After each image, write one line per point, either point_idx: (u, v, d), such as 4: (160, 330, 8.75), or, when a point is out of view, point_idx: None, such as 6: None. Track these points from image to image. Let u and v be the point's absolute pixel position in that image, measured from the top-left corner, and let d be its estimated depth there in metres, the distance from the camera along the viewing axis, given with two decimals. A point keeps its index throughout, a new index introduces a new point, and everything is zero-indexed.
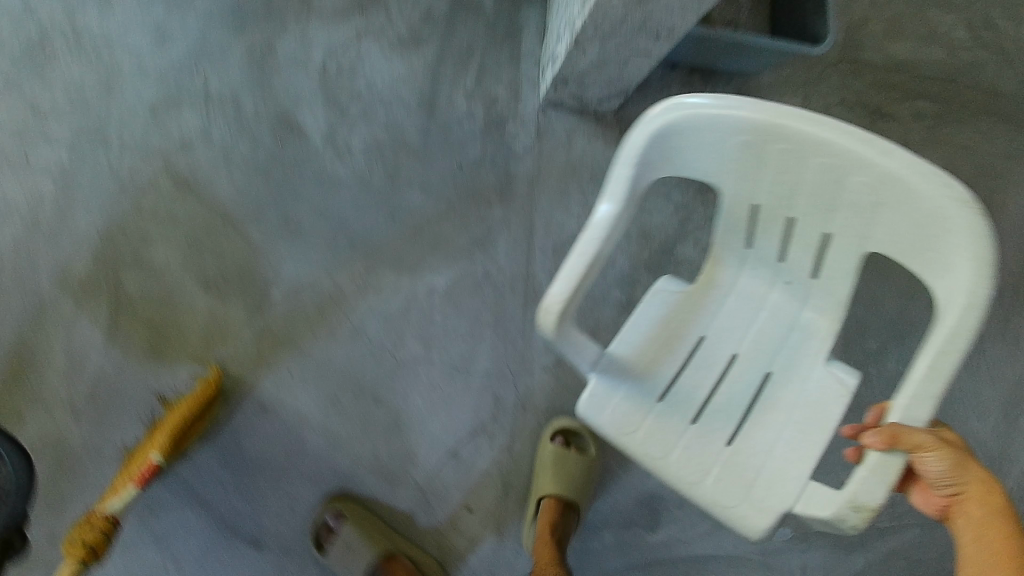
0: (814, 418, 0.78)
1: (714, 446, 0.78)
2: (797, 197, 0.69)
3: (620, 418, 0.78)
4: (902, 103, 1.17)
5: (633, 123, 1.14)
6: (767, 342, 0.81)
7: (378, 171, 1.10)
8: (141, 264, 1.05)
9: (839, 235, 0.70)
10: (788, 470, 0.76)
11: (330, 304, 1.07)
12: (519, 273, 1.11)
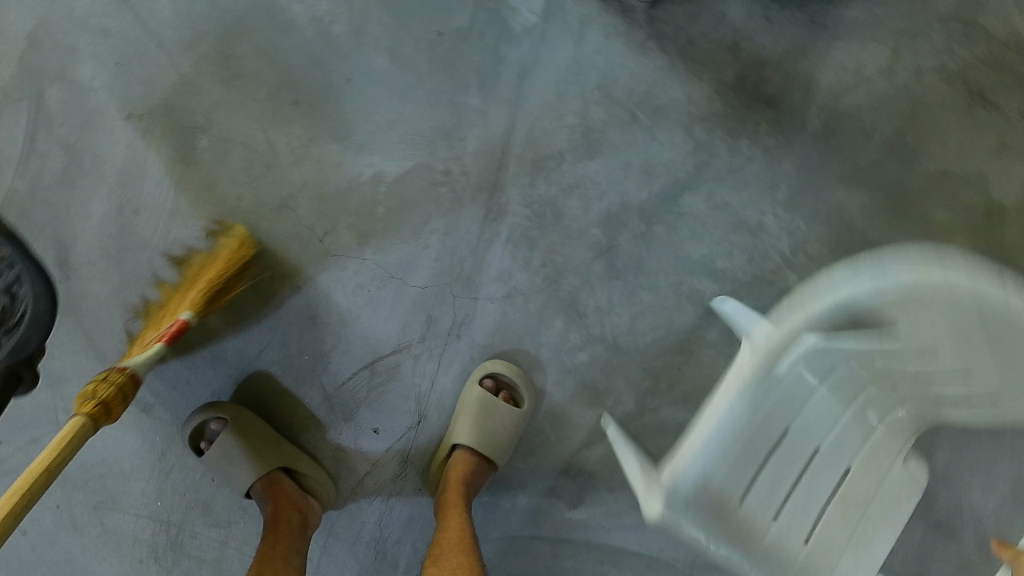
0: (889, 508, 0.71)
1: (795, 546, 0.68)
2: (979, 353, 0.57)
3: (699, 530, 0.62)
4: (1016, 95, 0.93)
5: (667, 33, 0.93)
6: (869, 438, 0.68)
7: (343, 21, 0.91)
8: (61, 80, 0.91)
9: (999, 388, 0.59)
10: (864, 561, 0.70)
11: (260, 168, 0.92)
12: (484, 180, 0.93)
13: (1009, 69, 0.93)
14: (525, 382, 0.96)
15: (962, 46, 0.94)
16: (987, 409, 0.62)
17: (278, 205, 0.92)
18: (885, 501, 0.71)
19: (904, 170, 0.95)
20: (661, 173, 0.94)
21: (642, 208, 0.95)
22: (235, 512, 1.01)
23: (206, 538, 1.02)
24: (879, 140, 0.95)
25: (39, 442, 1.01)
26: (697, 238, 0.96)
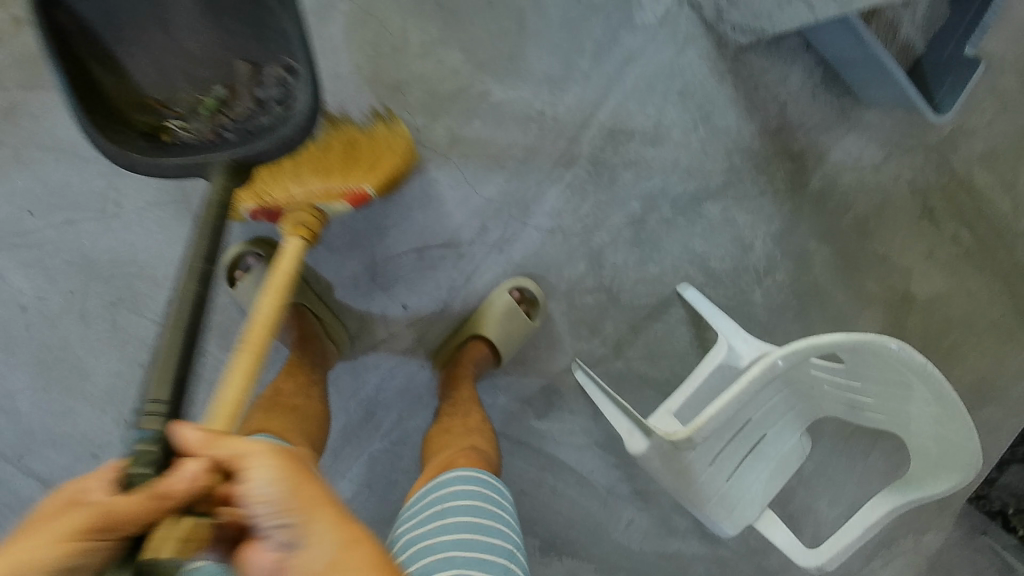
0: (784, 464, 1.09)
1: (722, 482, 1.03)
2: (870, 386, 0.92)
3: (668, 464, 0.97)
4: (952, 219, 1.25)
5: (743, 71, 1.13)
6: (779, 418, 1.05)
7: None
8: None
9: (876, 410, 0.96)
10: (757, 496, 1.07)
11: (388, 52, 1.02)
12: (568, 132, 1.09)
13: (954, 200, 1.25)
14: (540, 296, 1.13)
15: (931, 168, 1.24)
16: (866, 419, 0.98)
17: (394, 87, 1.02)
18: (785, 461, 1.09)
19: (861, 241, 1.25)
20: (698, 177, 1.16)
21: (675, 200, 1.17)
22: None
23: (215, 358, 1.09)
24: (853, 214, 1.24)
25: (76, 224, 1.01)
26: (704, 237, 1.20)
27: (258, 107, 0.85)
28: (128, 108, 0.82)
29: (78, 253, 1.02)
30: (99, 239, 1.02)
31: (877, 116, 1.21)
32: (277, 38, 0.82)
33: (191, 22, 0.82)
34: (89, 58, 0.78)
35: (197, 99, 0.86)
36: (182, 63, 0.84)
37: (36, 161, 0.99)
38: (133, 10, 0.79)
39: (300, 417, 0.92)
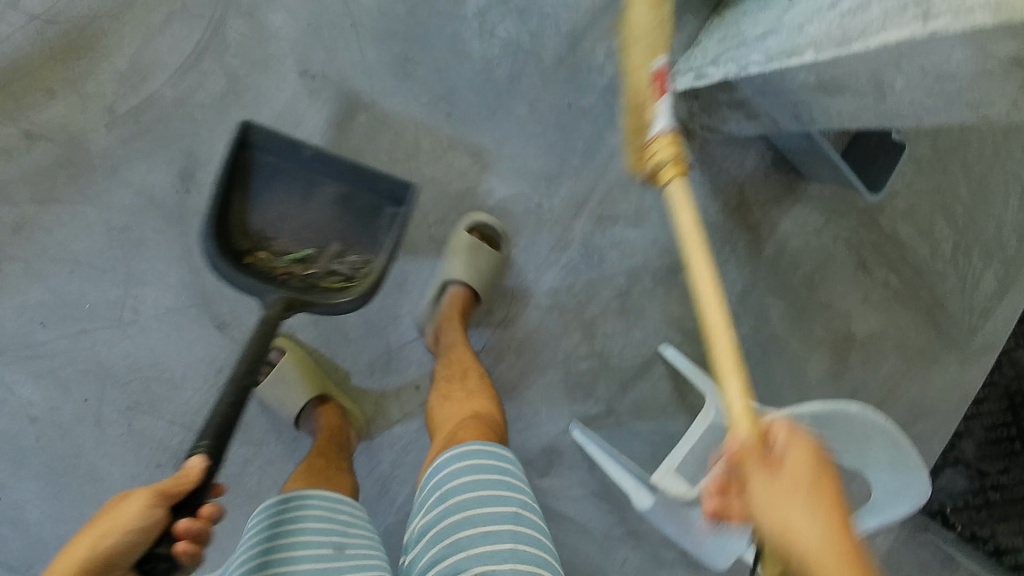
0: None
1: None
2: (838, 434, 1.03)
3: (665, 514, 1.06)
4: (883, 269, 1.45)
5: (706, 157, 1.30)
6: None
7: (504, 67, 1.13)
8: (251, 23, 1.01)
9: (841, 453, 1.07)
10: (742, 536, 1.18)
11: (401, 156, 1.09)
12: (562, 220, 1.22)
13: (885, 254, 1.45)
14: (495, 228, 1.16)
15: (865, 229, 1.44)
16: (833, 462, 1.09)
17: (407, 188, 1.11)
18: None
19: (811, 295, 1.42)
20: (673, 251, 1.30)
21: (654, 270, 1.30)
22: (271, 434, 1.12)
23: (235, 451, 1.10)
24: (801, 272, 1.41)
25: (91, 332, 1.01)
26: (679, 301, 1.32)
27: (328, 274, 1.01)
28: (234, 230, 0.96)
29: (92, 360, 1.02)
30: (116, 346, 1.02)
31: (819, 189, 1.39)
32: (376, 244, 1.03)
33: (325, 203, 1.03)
34: (238, 183, 0.97)
35: (292, 250, 1.01)
36: (295, 224, 1.02)
37: (48, 272, 0.99)
38: (287, 177, 1.00)
39: (336, 483, 0.96)
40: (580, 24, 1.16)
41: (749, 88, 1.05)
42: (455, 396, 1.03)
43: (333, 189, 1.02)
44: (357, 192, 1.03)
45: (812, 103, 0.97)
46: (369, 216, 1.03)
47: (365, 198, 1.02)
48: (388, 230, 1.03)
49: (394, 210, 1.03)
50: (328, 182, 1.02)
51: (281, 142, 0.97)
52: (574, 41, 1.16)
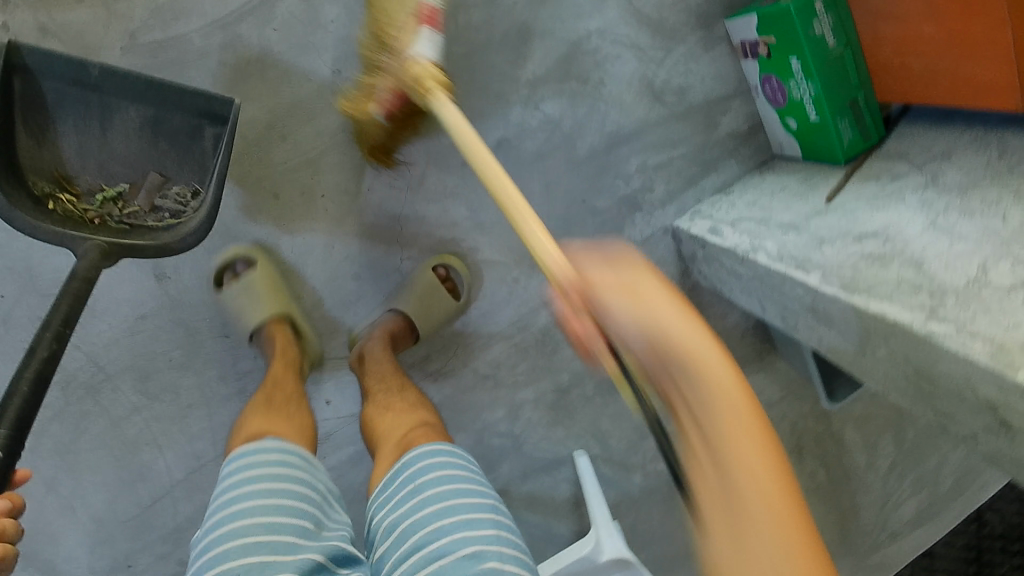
0: None
1: None
2: None
3: None
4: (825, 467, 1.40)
5: (700, 299, 1.24)
6: None
7: (534, 143, 1.10)
8: (305, 9, 0.97)
9: None
10: None
11: (399, 188, 1.07)
12: (531, 302, 1.17)
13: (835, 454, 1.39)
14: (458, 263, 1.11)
15: None
16: None
17: (394, 219, 1.08)
18: None
19: None
20: None
21: (603, 384, 1.24)
22: (167, 394, 1.07)
23: (124, 397, 1.06)
24: None
25: (30, 236, 0.98)
26: (615, 421, 1.27)
27: (152, 215, 0.95)
28: (31, 172, 0.86)
29: (20, 261, 0.98)
30: (49, 258, 0.99)
31: None
32: (204, 172, 0.95)
33: (127, 130, 0.90)
34: (19, 118, 0.84)
35: (100, 186, 0.92)
36: (102, 157, 0.91)
37: None
38: (79, 102, 0.86)
39: (296, 423, 0.86)
40: (624, 131, 1.14)
41: (746, 271, 1.02)
42: (399, 407, 0.93)
43: (137, 113, 0.89)
44: (170, 114, 0.90)
45: (800, 314, 0.95)
46: (188, 140, 0.92)
47: (175, 118, 0.90)
48: (214, 157, 0.93)
49: (216, 129, 0.92)
50: (132, 108, 0.88)
51: (57, 62, 0.82)
52: (611, 145, 1.14)
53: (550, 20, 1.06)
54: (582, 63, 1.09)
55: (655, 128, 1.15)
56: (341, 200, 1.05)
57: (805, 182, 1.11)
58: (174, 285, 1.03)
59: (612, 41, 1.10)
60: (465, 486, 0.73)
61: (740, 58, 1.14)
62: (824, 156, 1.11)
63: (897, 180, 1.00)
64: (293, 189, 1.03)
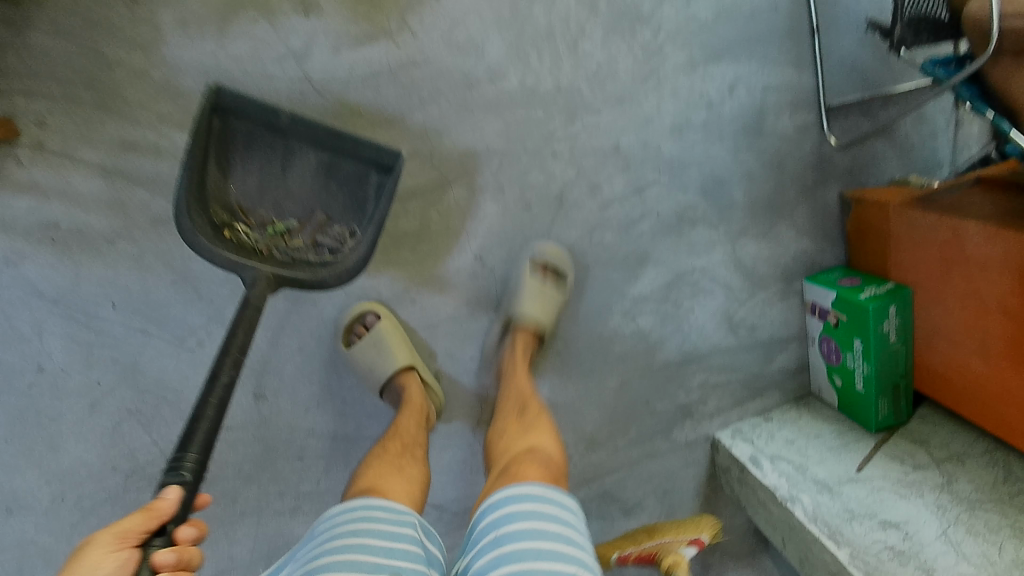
0: None
1: None
2: None
3: None
4: None
5: (727, 516, 1.28)
6: None
7: (622, 348, 1.16)
8: (466, 199, 1.03)
9: None
10: None
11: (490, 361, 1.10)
12: (575, 485, 1.21)
13: None
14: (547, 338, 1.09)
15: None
16: None
17: (480, 390, 1.11)
18: None
19: None
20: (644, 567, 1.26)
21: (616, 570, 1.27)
22: (221, 501, 1.08)
23: None
24: None
25: (148, 335, 0.99)
26: None
27: (314, 252, 0.88)
28: (214, 199, 0.84)
29: (130, 355, 0.99)
30: (159, 359, 1.00)
31: None
32: (363, 214, 0.90)
33: (305, 172, 0.88)
34: (213, 150, 0.82)
35: (272, 220, 0.88)
36: (277, 195, 0.88)
37: (153, 270, 0.96)
38: (267, 144, 0.86)
39: (409, 479, 0.86)
40: (702, 352, 1.21)
41: (777, 520, 1.12)
42: (512, 434, 0.93)
43: (316, 157, 0.87)
44: (344, 161, 0.88)
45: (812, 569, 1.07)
46: (357, 187, 0.90)
47: (348, 164, 0.88)
48: (375, 203, 0.89)
49: (382, 177, 0.89)
50: (307, 154, 0.87)
51: (254, 106, 0.81)
52: (688, 363, 1.20)
53: (669, 252, 1.14)
54: (681, 291, 1.16)
55: (727, 355, 1.23)
56: (443, 362, 1.08)
57: (838, 438, 1.19)
58: (266, 405, 1.04)
59: (712, 279, 1.18)
60: (558, 560, 0.70)
61: (806, 312, 1.24)
62: (857, 419, 1.20)
63: (917, 472, 1.09)
64: None
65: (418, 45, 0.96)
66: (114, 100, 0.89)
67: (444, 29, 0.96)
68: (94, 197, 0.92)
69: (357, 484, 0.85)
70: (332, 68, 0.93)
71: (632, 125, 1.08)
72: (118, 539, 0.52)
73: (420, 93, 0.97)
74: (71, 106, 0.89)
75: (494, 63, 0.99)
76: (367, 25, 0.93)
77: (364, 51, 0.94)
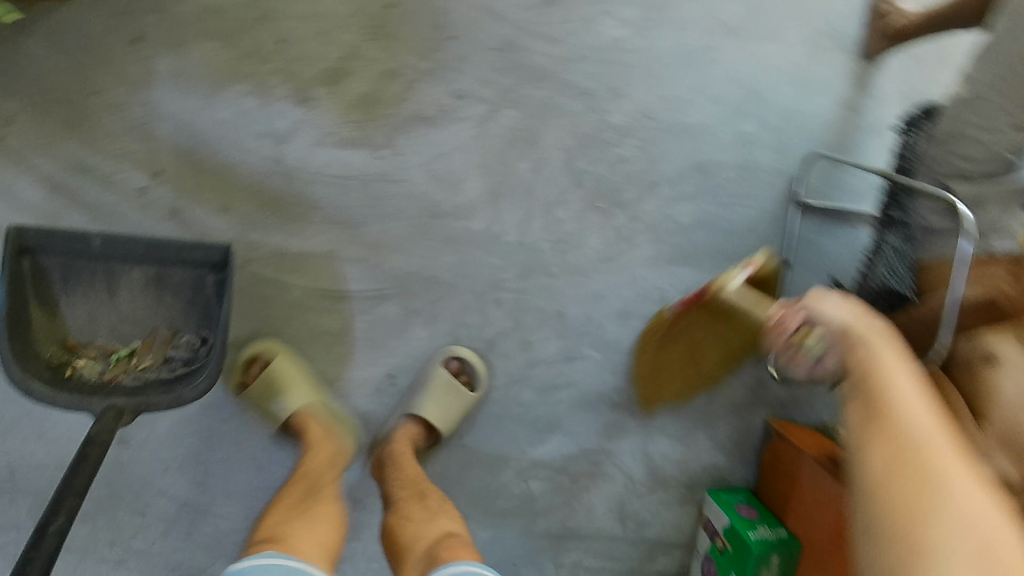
0: None
1: None
2: None
3: None
4: None
5: None
6: None
7: (505, 503, 1.14)
8: (398, 318, 1.03)
9: None
10: None
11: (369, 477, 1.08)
12: None
13: None
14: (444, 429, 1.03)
15: None
16: None
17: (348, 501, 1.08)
18: None
19: None
20: None
21: None
22: None
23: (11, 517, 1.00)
24: None
25: None
26: None
27: (167, 369, 0.90)
28: (46, 340, 0.86)
29: None
30: None
31: None
32: (207, 317, 0.91)
33: (137, 290, 0.89)
34: (32, 295, 0.84)
35: (113, 347, 0.90)
36: (112, 320, 0.90)
37: None
38: (84, 271, 0.86)
39: (319, 541, 0.78)
40: (583, 532, 1.19)
41: None
42: (417, 520, 0.82)
43: (142, 274, 0.88)
44: (169, 270, 0.89)
45: None
46: (191, 291, 0.90)
47: (175, 273, 0.89)
48: (215, 301, 0.90)
49: (218, 276, 0.89)
50: (134, 273, 0.88)
51: (60, 238, 0.84)
52: (566, 537, 1.18)
53: (579, 425, 1.14)
54: (580, 465, 1.15)
55: (608, 542, 1.20)
56: None
57: None
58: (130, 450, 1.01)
59: (614, 463, 1.17)
60: None
61: (699, 526, 1.22)
62: None
63: None
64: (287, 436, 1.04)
65: (397, 163, 0.97)
66: (84, 125, 0.89)
67: (427, 157, 0.98)
68: (30, 205, 0.90)
69: (257, 532, 0.78)
70: (307, 160, 0.94)
71: (581, 297, 1.08)
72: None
73: (386, 208, 0.98)
74: (40, 117, 0.88)
75: (466, 202, 1.01)
76: (355, 131, 0.95)
77: (343, 154, 0.95)
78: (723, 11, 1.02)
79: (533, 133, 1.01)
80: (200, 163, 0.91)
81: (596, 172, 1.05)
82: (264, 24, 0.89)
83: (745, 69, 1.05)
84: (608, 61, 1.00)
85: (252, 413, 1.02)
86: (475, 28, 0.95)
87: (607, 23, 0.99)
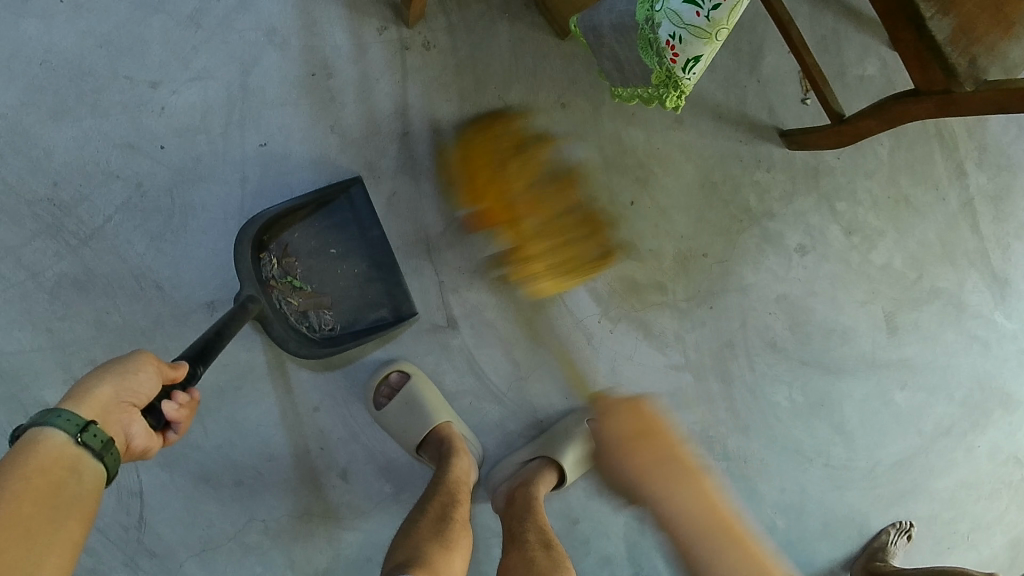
0: None
1: None
2: None
3: None
4: None
5: None
6: None
7: None
8: (485, 426, 1.03)
9: None
10: None
11: (332, 505, 1.00)
12: None
13: None
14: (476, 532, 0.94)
15: None
16: None
17: (299, 505, 0.99)
18: None
19: None
20: None
21: None
22: (58, 294, 0.88)
23: (55, 256, 0.88)
24: None
25: (241, 179, 0.90)
26: None
27: (296, 320, 0.90)
28: (275, 230, 0.88)
29: (207, 168, 0.89)
30: (219, 195, 0.90)
31: None
32: (351, 324, 0.93)
33: (351, 266, 0.93)
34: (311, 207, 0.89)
35: (294, 272, 0.90)
36: (319, 265, 0.91)
37: (318, 168, 0.91)
38: (347, 233, 0.92)
39: (462, 558, 0.78)
40: None
41: None
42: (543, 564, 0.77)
43: (364, 266, 0.93)
44: (381, 284, 0.94)
45: None
46: (366, 304, 0.94)
47: (377, 287, 0.94)
48: (366, 326, 0.93)
49: (388, 317, 0.94)
50: (364, 259, 0.93)
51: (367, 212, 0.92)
52: None
53: None
54: None
55: None
56: (319, 463, 0.99)
57: None
58: (204, 303, 0.91)
59: None
60: None
61: None
62: None
63: None
64: (321, 417, 0.98)
65: (604, 336, 1.05)
66: (473, 105, 0.94)
67: (622, 352, 1.06)
68: (375, 101, 0.92)
69: (394, 552, 0.76)
70: (563, 278, 1.02)
71: (595, 534, 1.13)
72: (107, 400, 0.55)
73: (567, 351, 1.04)
74: (451, 69, 0.93)
75: (611, 401, 1.07)
76: (605, 293, 1.04)
77: (585, 298, 1.03)
78: (836, 449, 1.23)
79: (689, 403, 1.12)
80: (505, 205, 0.98)
81: (693, 466, 1.15)
82: (635, 184, 1.02)
83: (813, 490, 1.24)
84: (763, 412, 1.17)
85: (318, 383, 0.98)
86: (727, 316, 1.10)
87: (780, 390, 1.17)
